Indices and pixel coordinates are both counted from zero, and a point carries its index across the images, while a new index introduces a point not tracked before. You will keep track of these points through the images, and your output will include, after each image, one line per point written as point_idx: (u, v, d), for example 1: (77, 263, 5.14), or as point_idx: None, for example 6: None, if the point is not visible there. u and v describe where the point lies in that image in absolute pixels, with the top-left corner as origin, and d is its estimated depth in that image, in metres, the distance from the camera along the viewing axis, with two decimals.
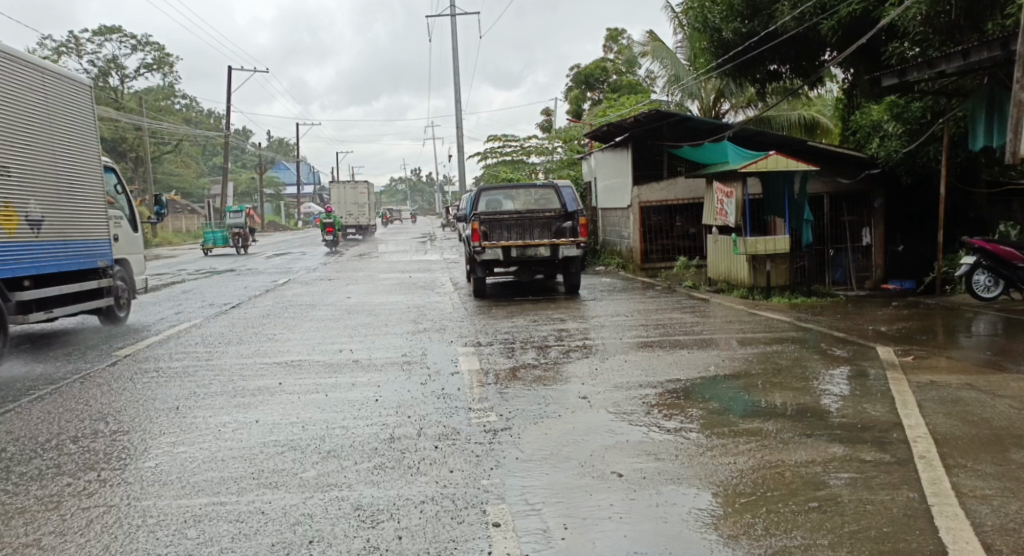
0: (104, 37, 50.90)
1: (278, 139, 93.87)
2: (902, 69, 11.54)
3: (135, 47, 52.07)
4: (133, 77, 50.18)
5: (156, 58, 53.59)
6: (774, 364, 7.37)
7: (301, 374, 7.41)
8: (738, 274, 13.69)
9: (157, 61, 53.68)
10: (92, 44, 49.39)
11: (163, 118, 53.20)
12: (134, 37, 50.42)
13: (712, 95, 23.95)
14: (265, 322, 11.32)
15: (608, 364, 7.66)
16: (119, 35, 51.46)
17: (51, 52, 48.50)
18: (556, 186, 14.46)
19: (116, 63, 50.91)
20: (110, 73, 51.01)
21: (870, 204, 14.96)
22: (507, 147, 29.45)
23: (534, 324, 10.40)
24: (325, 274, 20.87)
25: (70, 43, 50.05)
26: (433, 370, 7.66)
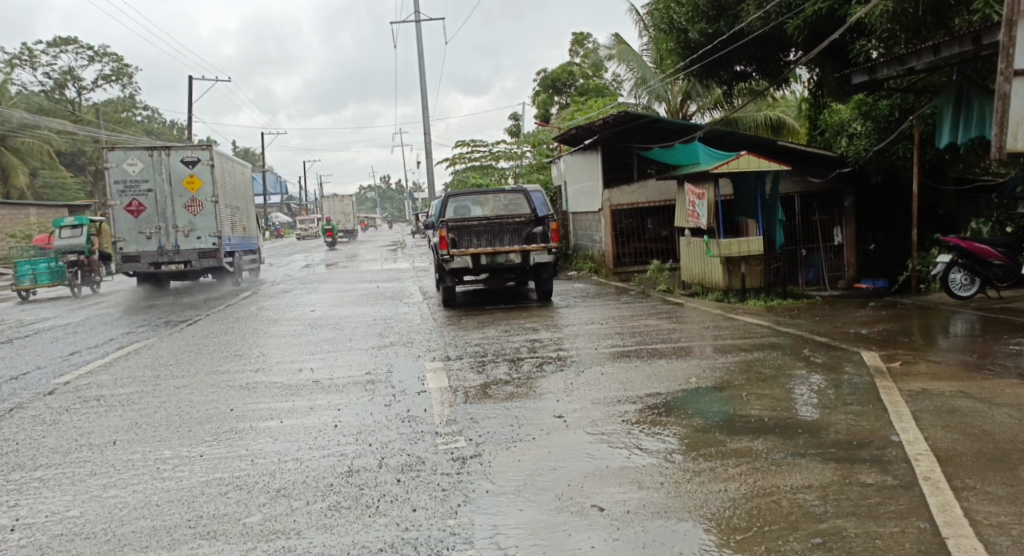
0: (59, 49, 49.86)
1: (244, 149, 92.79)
2: (871, 66, 11.25)
3: (93, 58, 51.10)
4: (91, 89, 49.30)
5: (114, 69, 52.62)
6: (757, 373, 7.03)
7: (256, 398, 6.94)
8: (711, 278, 13.35)
9: (115, 72, 52.70)
10: (48, 55, 48.35)
11: (123, 130, 52.26)
12: (90, 48, 49.52)
13: (680, 96, 23.74)
14: (223, 340, 10.79)
15: (583, 377, 7.29)
16: (75, 47, 50.50)
17: (5, 65, 47.45)
18: (525, 191, 14.07)
19: (73, 74, 49.86)
20: (67, 84, 49.97)
21: (841, 203, 14.69)
22: (475, 153, 29.03)
23: (505, 335, 9.99)
24: (290, 286, 20.31)
25: (24, 56, 48.92)
26: (398, 389, 7.21)
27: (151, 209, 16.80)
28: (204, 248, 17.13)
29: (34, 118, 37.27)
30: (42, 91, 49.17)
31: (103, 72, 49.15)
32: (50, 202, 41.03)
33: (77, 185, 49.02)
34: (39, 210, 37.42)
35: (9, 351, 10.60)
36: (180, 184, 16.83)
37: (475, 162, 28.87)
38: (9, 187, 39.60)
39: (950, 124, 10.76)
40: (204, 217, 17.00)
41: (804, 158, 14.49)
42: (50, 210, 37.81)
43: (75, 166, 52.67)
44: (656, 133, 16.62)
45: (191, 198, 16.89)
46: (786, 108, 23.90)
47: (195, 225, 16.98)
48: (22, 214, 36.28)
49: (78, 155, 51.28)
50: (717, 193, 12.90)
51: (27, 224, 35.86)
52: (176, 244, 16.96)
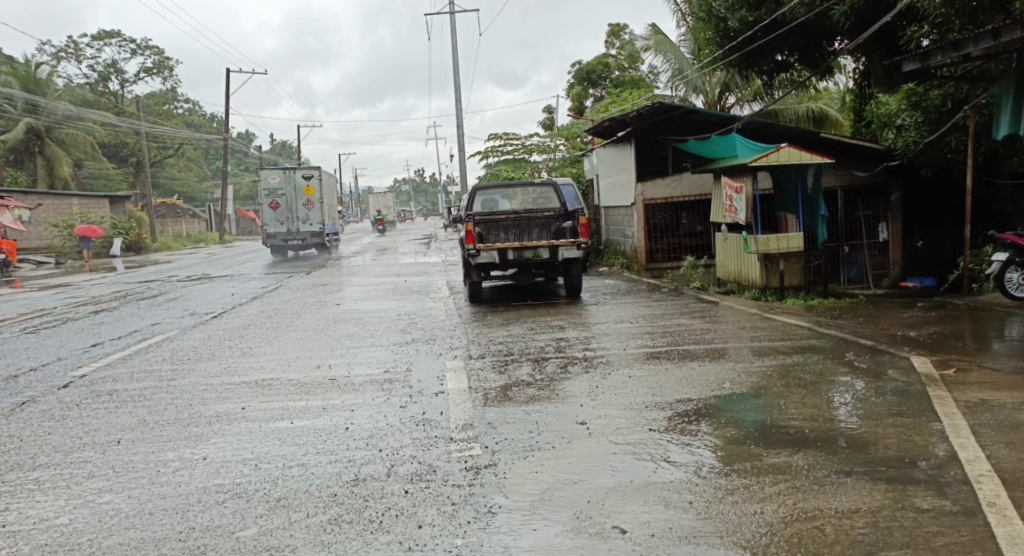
0: (103, 41, 50.42)
1: (279, 142, 93.49)
2: (923, 53, 10.68)
3: (134, 51, 51.55)
4: (133, 82, 49.74)
5: (155, 62, 53.07)
6: (797, 378, 6.61)
7: (267, 396, 6.64)
8: (748, 276, 12.87)
9: (156, 65, 53.16)
10: (93, 49, 48.91)
11: (163, 122, 52.63)
12: (133, 41, 50.01)
13: (717, 88, 23.16)
14: (243, 334, 10.55)
15: (610, 380, 6.90)
16: (118, 39, 51.03)
17: (49, 57, 47.97)
18: (555, 184, 13.67)
19: (116, 67, 50.31)
20: (111, 77, 50.47)
21: (887, 198, 14.04)
22: (508, 146, 28.65)
23: (531, 333, 9.61)
24: (318, 279, 20.08)
25: (68, 49, 49.45)
26: (416, 390, 6.86)
27: (284, 206, 26.89)
28: (314, 231, 27.15)
29: (77, 109, 37.64)
30: (87, 83, 49.75)
31: (146, 65, 49.63)
32: (91, 192, 41.45)
33: (118, 176, 49.55)
34: (80, 201, 37.78)
35: (31, 342, 10.44)
36: (301, 191, 26.96)
37: (507, 155, 28.49)
38: (53, 178, 40.10)
39: (1009, 116, 10.18)
40: (315, 211, 27.07)
41: (849, 150, 14.00)
42: (90, 201, 38.17)
43: (115, 158, 53.18)
44: (692, 124, 16.14)
45: (306, 200, 26.99)
46: (827, 101, 23.20)
47: (309, 217, 27.15)
48: (63, 205, 36.65)
49: (119, 146, 51.83)
50: (756, 186, 12.38)
51: (68, 215, 36.20)
52: (296, 228, 27.04)
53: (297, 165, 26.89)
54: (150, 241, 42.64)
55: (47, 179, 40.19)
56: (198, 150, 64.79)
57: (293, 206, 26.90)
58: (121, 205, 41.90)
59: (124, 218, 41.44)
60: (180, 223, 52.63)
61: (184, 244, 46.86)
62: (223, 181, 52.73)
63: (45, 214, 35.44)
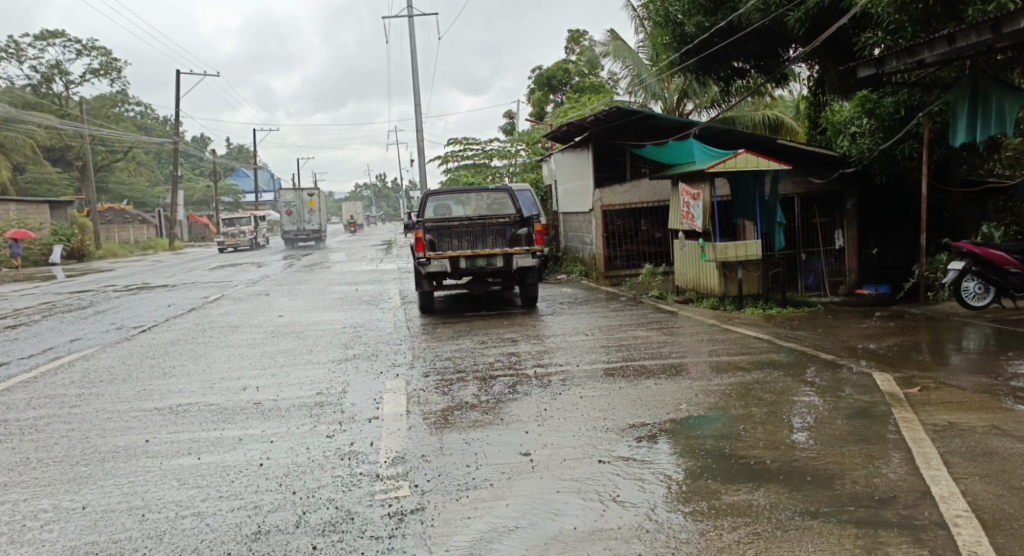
0: (45, 42, 48.90)
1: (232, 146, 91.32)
2: (877, 59, 10.31)
3: (81, 52, 50.13)
4: (79, 84, 48.39)
5: (103, 63, 51.65)
6: (756, 398, 6.15)
7: (180, 427, 6.04)
8: (705, 284, 12.49)
9: (104, 67, 51.75)
10: (34, 49, 47.38)
11: (111, 125, 51.27)
12: (79, 42, 48.69)
13: (676, 94, 22.87)
14: (173, 352, 9.88)
15: (558, 401, 6.39)
16: (62, 40, 49.65)
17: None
18: (510, 190, 13.13)
19: (61, 68, 48.74)
20: (55, 79, 48.94)
21: (842, 205, 13.82)
22: (467, 151, 28.11)
23: (480, 348, 9.09)
24: (265, 288, 19.41)
25: (11, 49, 47.96)
26: (348, 414, 6.29)
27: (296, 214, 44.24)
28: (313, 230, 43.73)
29: (18, 112, 36.32)
30: (29, 85, 48.16)
31: (91, 66, 48.22)
32: (34, 198, 40.20)
33: (63, 180, 48.09)
34: (21, 206, 36.51)
35: None
36: (306, 204, 44.17)
37: (466, 160, 27.98)
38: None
39: (965, 122, 9.83)
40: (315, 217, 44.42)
41: (806, 157, 13.68)
42: (30, 207, 36.79)
43: (61, 162, 51.71)
44: (649, 129, 15.77)
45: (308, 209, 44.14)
46: (785, 108, 23.01)
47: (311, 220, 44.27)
48: (2, 211, 35.25)
49: (64, 150, 50.30)
50: (713, 193, 12.03)
51: (7, 221, 34.83)
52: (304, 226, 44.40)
53: (305, 190, 43.77)
54: (96, 247, 41.18)
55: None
56: (149, 155, 63.30)
57: (302, 213, 44.44)
58: (65, 211, 40.62)
59: (68, 224, 40.18)
60: (129, 229, 51.27)
61: (133, 251, 45.57)
62: (174, 186, 51.44)
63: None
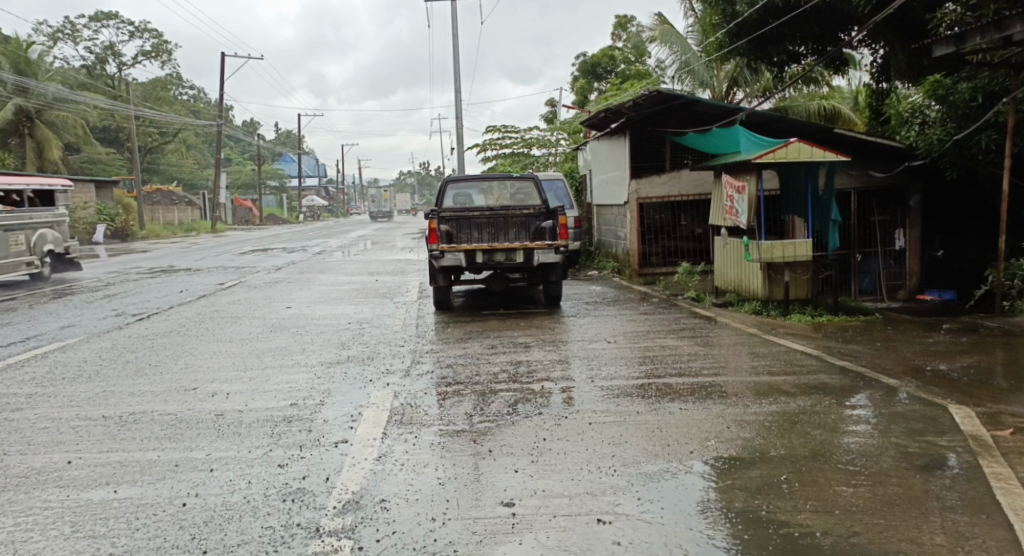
0: (100, 23, 49.01)
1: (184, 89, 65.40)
2: (957, 36, 9.00)
3: (133, 34, 50.15)
4: (132, 65, 48.36)
5: (154, 45, 51.53)
6: (800, 430, 5.06)
7: (112, 443, 5.17)
8: (748, 285, 11.32)
9: (155, 49, 51.64)
10: (90, 30, 47.49)
11: (160, 107, 51.12)
12: (132, 24, 48.67)
13: (725, 83, 21.59)
14: (158, 347, 9.01)
15: (564, 427, 5.35)
16: (116, 22, 49.76)
17: (46, 38, 46.80)
18: (537, 178, 12.01)
19: (115, 50, 48.64)
20: (108, 60, 48.84)
21: (905, 202, 12.47)
22: (507, 139, 27.10)
23: (491, 352, 8.11)
24: (284, 276, 18.56)
25: (66, 29, 48.05)
26: (316, 435, 5.36)
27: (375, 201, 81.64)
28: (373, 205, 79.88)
29: (66, 92, 36.06)
30: (83, 65, 48.13)
31: (144, 47, 48.16)
32: (79, 176, 39.75)
33: (114, 160, 48.14)
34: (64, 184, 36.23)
35: None
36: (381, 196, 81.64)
37: (506, 148, 26.97)
38: (43, 161, 37.86)
39: None
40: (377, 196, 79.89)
41: (865, 147, 12.47)
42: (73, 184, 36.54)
43: (110, 142, 51.85)
44: (691, 115, 14.60)
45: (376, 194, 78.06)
46: (841, 100, 21.59)
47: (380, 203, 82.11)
48: None
49: (114, 130, 50.32)
50: (761, 185, 10.88)
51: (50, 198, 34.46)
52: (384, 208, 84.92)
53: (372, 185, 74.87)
54: (136, 227, 40.83)
55: (36, 162, 38.14)
56: (196, 137, 63.15)
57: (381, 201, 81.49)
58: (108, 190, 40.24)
59: (111, 204, 39.88)
60: (172, 210, 50.98)
61: (172, 232, 45.15)
62: (218, 169, 51.14)
63: None
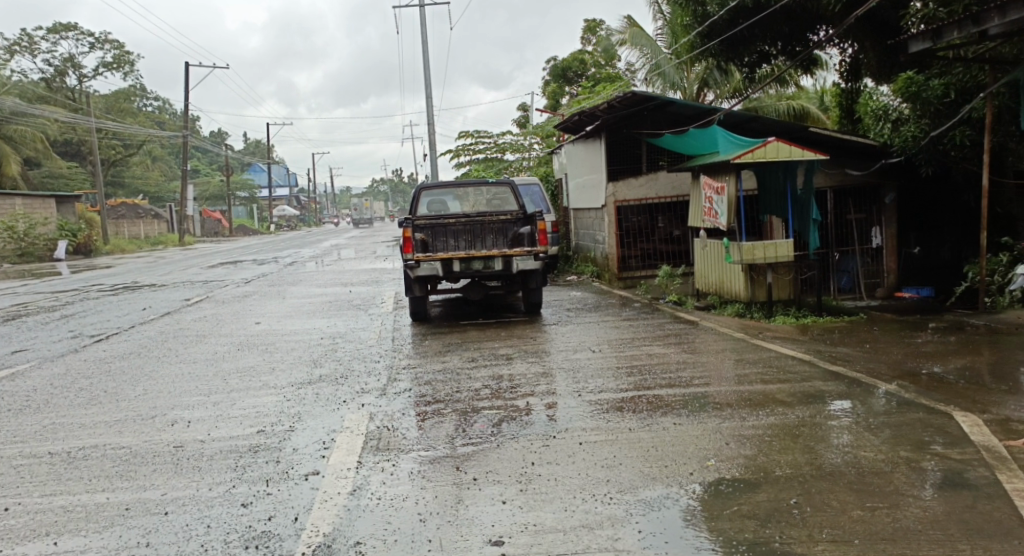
0: (59, 36, 47.99)
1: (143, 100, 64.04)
2: (933, 30, 8.74)
3: (94, 46, 49.22)
4: (94, 77, 47.42)
5: (115, 57, 50.60)
6: (804, 444, 4.71)
7: (59, 486, 4.77)
8: (731, 288, 11.03)
9: (116, 60, 50.72)
10: (49, 43, 46.40)
11: (124, 120, 50.16)
12: (93, 35, 47.75)
13: (697, 84, 21.40)
14: (117, 372, 8.53)
15: (551, 447, 4.98)
16: (76, 34, 48.78)
17: (5, 53, 45.84)
18: (514, 183, 11.61)
19: (75, 62, 47.66)
20: (69, 73, 47.88)
21: (879, 199, 12.22)
22: (479, 145, 26.75)
23: (469, 366, 7.75)
24: (255, 290, 18.05)
25: (24, 43, 47.03)
26: (285, 466, 4.96)
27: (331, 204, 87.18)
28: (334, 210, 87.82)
29: (25, 105, 35.03)
30: (42, 78, 47.08)
31: (105, 59, 47.14)
32: (42, 192, 38.84)
33: (79, 175, 47.21)
34: (27, 200, 35.44)
35: None
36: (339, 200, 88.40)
37: (478, 155, 26.63)
38: (3, 178, 36.87)
39: None
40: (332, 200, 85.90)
41: (840, 145, 12.20)
42: (36, 201, 35.64)
43: (74, 156, 50.81)
44: (666, 116, 14.31)
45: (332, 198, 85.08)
46: (812, 99, 21.48)
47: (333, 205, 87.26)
48: (7, 205, 34.17)
49: (78, 144, 49.32)
50: (740, 186, 10.58)
51: (12, 215, 33.60)
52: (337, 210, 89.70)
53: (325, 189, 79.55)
54: (101, 242, 39.88)
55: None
56: (163, 149, 62.14)
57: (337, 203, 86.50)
58: (72, 206, 39.37)
59: (76, 219, 39.02)
60: (139, 224, 50.02)
61: (140, 246, 44.22)
62: (185, 180, 50.28)
63: None
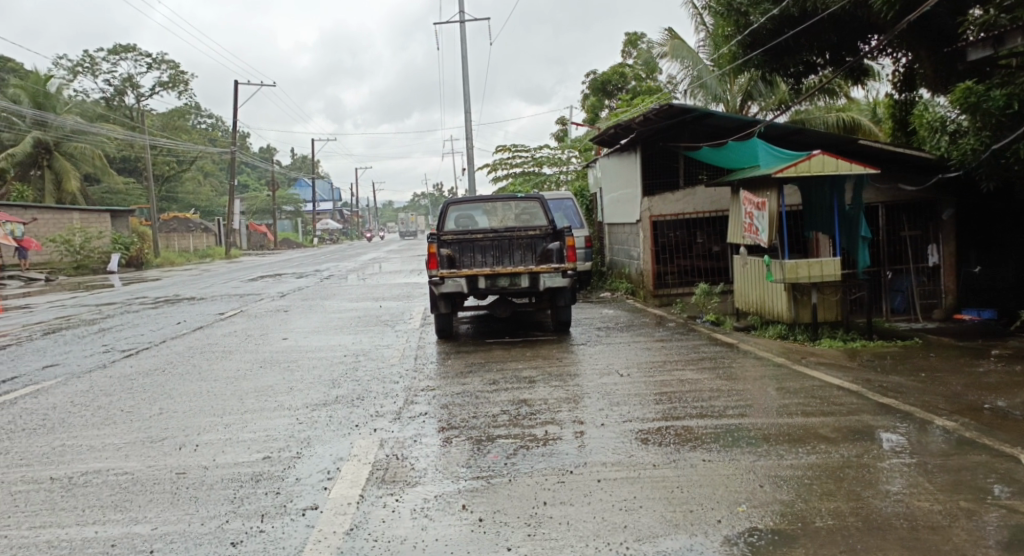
0: (118, 55, 49.05)
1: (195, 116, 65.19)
2: (996, 37, 8.17)
3: (151, 65, 50.23)
4: (150, 96, 48.32)
5: (171, 76, 51.59)
6: (848, 489, 4.28)
7: (50, 517, 4.53)
8: (771, 308, 10.55)
9: (172, 79, 51.71)
10: (109, 63, 47.61)
11: (178, 137, 51.02)
12: (149, 54, 48.71)
13: (740, 96, 20.88)
14: (136, 389, 8.38)
15: (570, 484, 4.63)
16: (134, 54, 49.86)
17: (66, 72, 47.01)
18: (543, 198, 11.33)
19: (133, 81, 48.64)
20: (126, 91, 48.91)
21: (936, 216, 11.66)
22: (517, 159, 26.51)
23: (492, 389, 7.42)
24: (289, 304, 17.95)
25: (85, 62, 48.21)
26: (286, 498, 4.68)
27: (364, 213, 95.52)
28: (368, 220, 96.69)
29: (84, 123, 35.80)
30: (102, 97, 48.21)
31: (161, 77, 48.07)
32: (97, 207, 39.61)
33: (133, 190, 48.17)
34: (82, 213, 36.20)
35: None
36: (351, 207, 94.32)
37: (516, 168, 26.39)
38: (62, 194, 37.34)
39: None
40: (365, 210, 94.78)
41: (893, 159, 11.66)
42: (90, 215, 36.40)
43: (127, 171, 51.80)
44: (706, 129, 13.87)
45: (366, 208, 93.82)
46: (860, 111, 20.82)
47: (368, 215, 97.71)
48: (63, 219, 34.97)
49: (132, 160, 50.31)
50: (781, 201, 10.15)
51: (67, 228, 34.33)
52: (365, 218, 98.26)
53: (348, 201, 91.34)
54: (152, 255, 40.53)
55: (56, 194, 37.27)
56: (213, 164, 63.18)
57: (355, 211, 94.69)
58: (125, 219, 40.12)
59: (128, 233, 39.73)
60: (189, 237, 50.81)
61: (188, 259, 44.83)
62: (233, 195, 50.91)
63: (42, 229, 33.77)
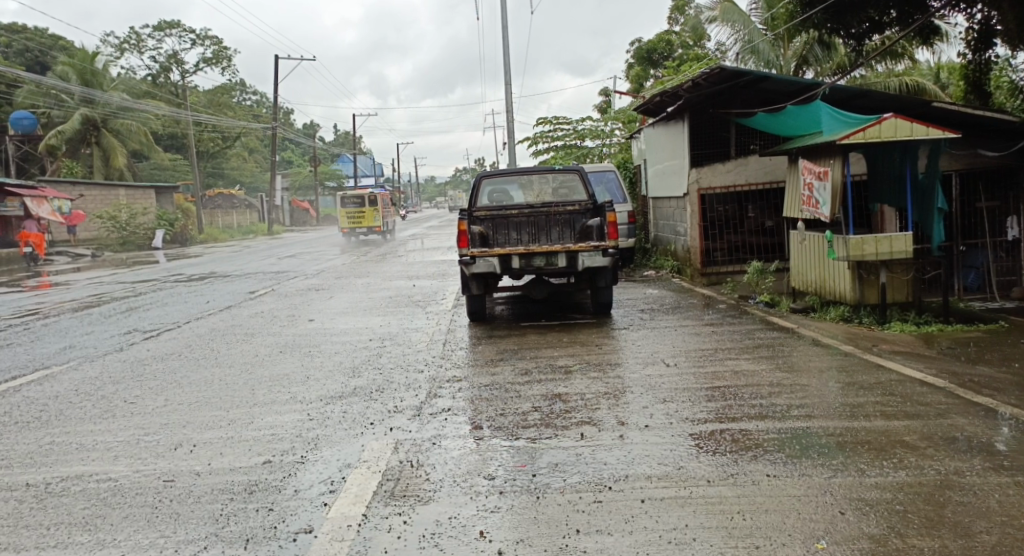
0: (163, 32, 49.06)
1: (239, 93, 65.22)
2: None
3: (195, 41, 50.19)
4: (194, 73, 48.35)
5: (214, 52, 51.51)
6: (954, 522, 3.49)
7: (8, 536, 3.94)
8: (833, 288, 9.65)
9: (215, 56, 51.65)
10: (153, 39, 47.61)
11: (222, 114, 51.03)
12: (193, 31, 48.63)
13: (793, 62, 19.68)
14: (147, 375, 7.87)
15: (612, 504, 3.91)
16: (178, 30, 49.83)
17: (113, 49, 47.18)
18: (583, 170, 10.44)
19: (177, 57, 48.65)
20: (171, 67, 48.98)
21: (1016, 185, 10.53)
22: (558, 131, 25.64)
23: (524, 380, 6.74)
24: (323, 282, 17.44)
25: (131, 39, 48.32)
26: (278, 516, 4.03)
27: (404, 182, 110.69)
28: None
29: (130, 99, 35.71)
30: (147, 74, 48.36)
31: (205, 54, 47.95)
32: (142, 184, 39.81)
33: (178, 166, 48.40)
34: (127, 191, 36.36)
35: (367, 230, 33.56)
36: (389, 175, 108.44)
37: (557, 141, 25.55)
38: (110, 170, 37.64)
39: None
40: None
41: (972, 124, 10.57)
42: (136, 192, 36.61)
43: (173, 149, 52.07)
44: (760, 93, 12.87)
45: None
46: (923, 76, 19.53)
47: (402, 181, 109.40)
48: (110, 196, 35.21)
49: (177, 137, 50.51)
50: (846, 170, 9.21)
51: (114, 205, 34.56)
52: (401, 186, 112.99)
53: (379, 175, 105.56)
54: (196, 231, 40.75)
55: (104, 171, 37.72)
56: (256, 141, 63.33)
57: None
58: (170, 195, 40.32)
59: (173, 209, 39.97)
60: (233, 213, 51.03)
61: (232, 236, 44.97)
62: (276, 172, 50.84)
63: (89, 205, 34.03)
